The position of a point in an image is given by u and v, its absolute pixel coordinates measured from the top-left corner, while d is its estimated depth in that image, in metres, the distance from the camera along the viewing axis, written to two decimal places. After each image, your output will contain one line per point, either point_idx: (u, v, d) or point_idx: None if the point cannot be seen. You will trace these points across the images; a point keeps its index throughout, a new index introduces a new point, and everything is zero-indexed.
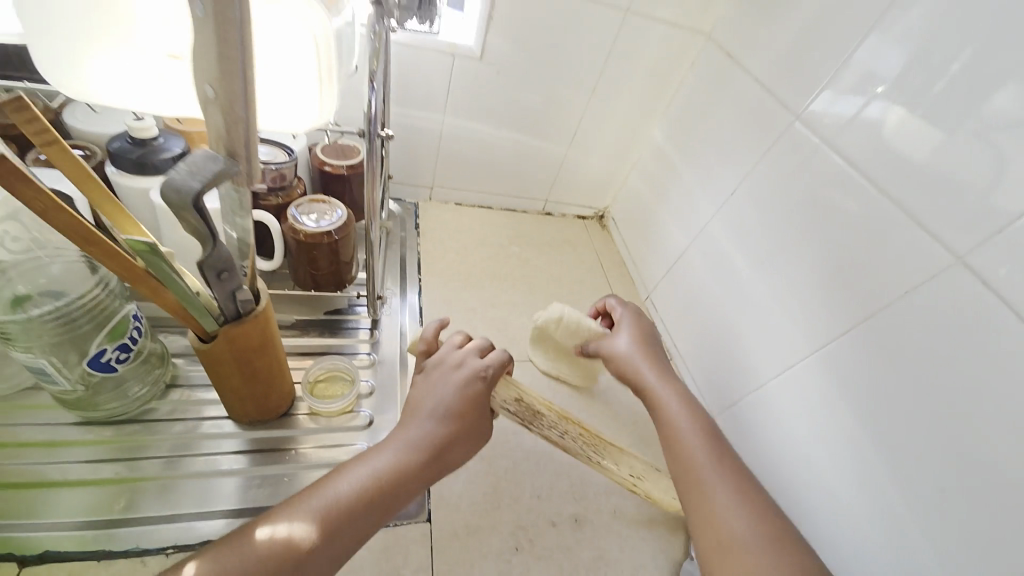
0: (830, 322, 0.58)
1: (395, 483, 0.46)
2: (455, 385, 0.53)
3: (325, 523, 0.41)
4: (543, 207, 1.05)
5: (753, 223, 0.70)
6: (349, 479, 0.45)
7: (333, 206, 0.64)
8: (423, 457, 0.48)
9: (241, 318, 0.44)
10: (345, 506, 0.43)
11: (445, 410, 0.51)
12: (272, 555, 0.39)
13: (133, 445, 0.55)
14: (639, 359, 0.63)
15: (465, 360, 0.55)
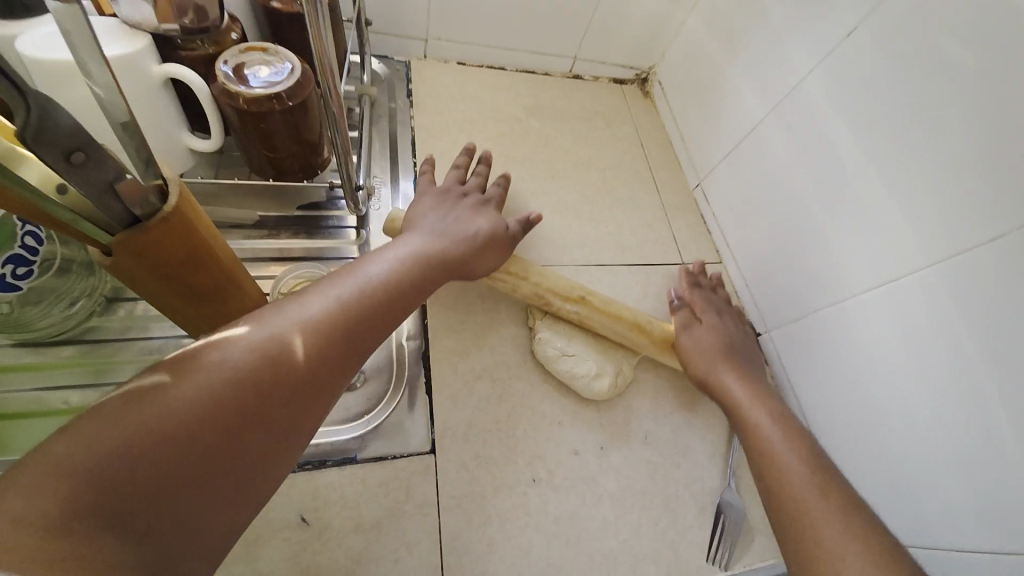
0: (971, 223, 0.42)
1: (379, 301, 0.39)
2: (468, 212, 0.52)
3: (310, 335, 0.33)
4: (571, 67, 0.82)
5: (869, 79, 0.50)
6: (319, 294, 0.36)
7: (280, 57, 0.46)
8: (415, 278, 0.43)
9: (142, 223, 0.31)
10: (327, 319, 0.35)
11: (451, 232, 0.49)
12: (246, 371, 0.30)
13: (85, 369, 0.46)
14: (717, 339, 0.56)
15: (467, 193, 0.55)
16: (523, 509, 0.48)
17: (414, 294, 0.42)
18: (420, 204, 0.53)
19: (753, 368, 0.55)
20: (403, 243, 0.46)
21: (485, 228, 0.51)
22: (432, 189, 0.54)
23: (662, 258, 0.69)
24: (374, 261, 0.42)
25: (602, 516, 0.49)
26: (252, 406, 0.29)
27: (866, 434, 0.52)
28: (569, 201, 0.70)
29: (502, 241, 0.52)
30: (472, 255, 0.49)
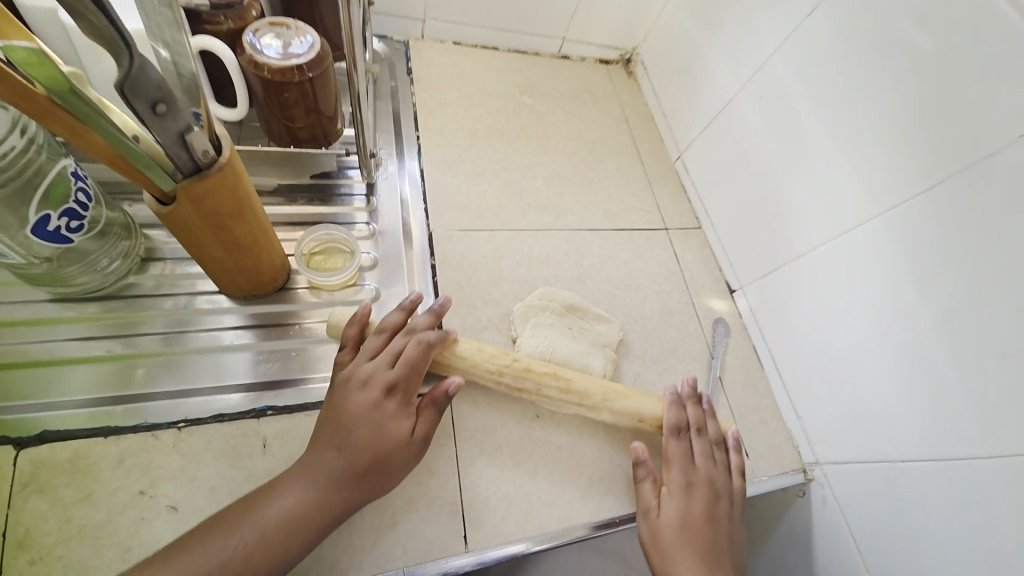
0: (905, 178, 0.50)
1: (285, 545, 0.38)
2: (373, 406, 0.44)
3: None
4: (560, 48, 0.87)
5: (824, 55, 0.56)
6: (234, 534, 0.37)
7: (302, 32, 0.50)
8: (313, 514, 0.40)
9: (202, 172, 0.36)
10: (233, 566, 0.36)
11: (354, 443, 0.42)
12: None
13: (124, 321, 0.50)
14: (690, 542, 0.47)
15: (374, 374, 0.45)
16: (529, 439, 0.54)
17: (342, 505, 0.41)
18: (329, 399, 0.45)
19: (720, 559, 0.47)
20: (299, 480, 0.41)
21: (388, 441, 0.43)
22: (340, 376, 0.47)
23: (647, 223, 0.75)
24: (281, 495, 0.40)
25: (598, 445, 0.56)
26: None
27: (824, 369, 0.60)
28: (561, 173, 0.75)
29: (408, 441, 0.44)
30: (377, 477, 0.42)
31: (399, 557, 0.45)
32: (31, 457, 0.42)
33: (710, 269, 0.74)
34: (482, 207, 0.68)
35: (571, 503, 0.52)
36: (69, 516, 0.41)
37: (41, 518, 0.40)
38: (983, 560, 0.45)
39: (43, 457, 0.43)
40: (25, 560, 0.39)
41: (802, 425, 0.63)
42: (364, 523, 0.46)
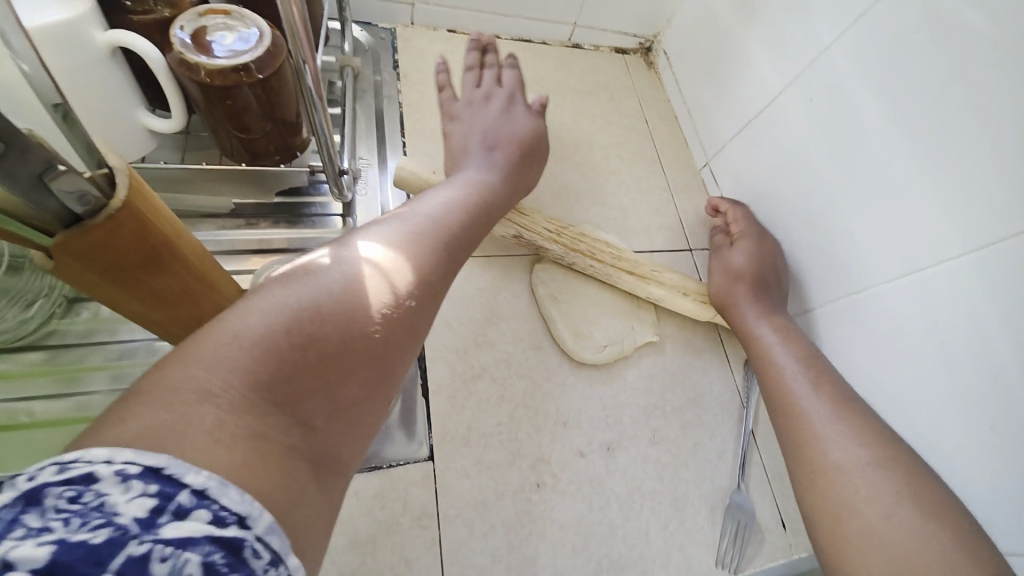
0: (1004, 211, 0.39)
1: (468, 210, 0.39)
2: (501, 114, 0.56)
3: (427, 249, 0.32)
4: (570, 35, 0.75)
5: (900, 49, 0.46)
6: (422, 203, 0.37)
7: (247, 22, 0.40)
8: (478, 199, 0.42)
9: (84, 222, 0.27)
10: (435, 235, 0.34)
11: (496, 139, 0.53)
12: (344, 297, 0.27)
13: (59, 379, 0.42)
14: (761, 257, 0.56)
15: (490, 95, 0.58)
16: (528, 515, 0.45)
17: (493, 218, 0.43)
18: (454, 130, 0.56)
19: (774, 288, 0.55)
20: (466, 172, 0.47)
21: (523, 141, 0.54)
22: (455, 103, 0.58)
23: (669, 243, 0.65)
24: (457, 181, 0.44)
25: (610, 520, 0.47)
26: (384, 291, 0.28)
27: None
28: (570, 183, 0.65)
29: (541, 155, 0.55)
30: (520, 177, 0.51)
31: None
32: None
33: None
34: None
35: None
36: None
37: None
38: None
39: None
40: None
41: None
42: None
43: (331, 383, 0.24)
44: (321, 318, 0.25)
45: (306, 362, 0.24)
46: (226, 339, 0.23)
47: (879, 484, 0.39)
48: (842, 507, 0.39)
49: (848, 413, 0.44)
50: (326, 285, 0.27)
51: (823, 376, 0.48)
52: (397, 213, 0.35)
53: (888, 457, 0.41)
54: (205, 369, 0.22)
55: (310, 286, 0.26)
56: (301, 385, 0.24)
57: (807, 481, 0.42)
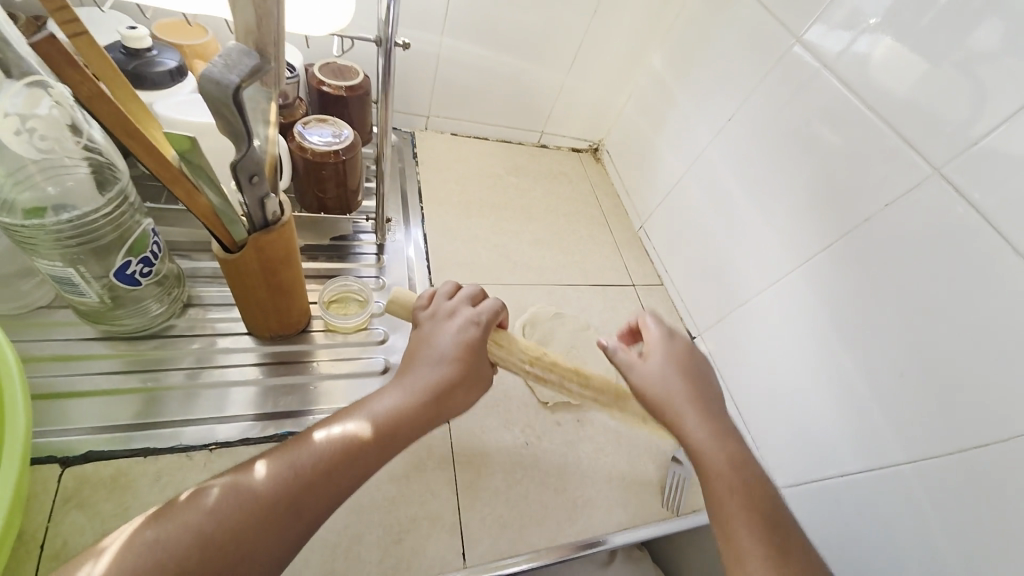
0: (812, 240, 0.64)
1: (357, 448, 0.42)
2: (447, 337, 0.49)
3: (298, 482, 0.39)
4: (539, 139, 1.04)
5: (744, 148, 0.73)
6: (355, 418, 0.43)
7: (340, 126, 0.63)
8: (382, 425, 0.43)
9: (270, 226, 0.46)
10: (308, 470, 0.40)
11: (447, 355, 0.48)
12: (188, 538, 0.35)
13: (149, 359, 0.57)
14: (673, 379, 0.49)
15: (456, 310, 0.52)
16: (519, 464, 0.60)
17: (399, 430, 0.44)
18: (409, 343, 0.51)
19: (717, 404, 0.49)
20: (390, 385, 0.47)
21: (460, 365, 0.48)
22: (421, 314, 0.53)
23: (617, 280, 0.87)
24: (402, 381, 0.47)
25: (581, 470, 0.62)
26: (303, 498, 0.39)
27: (772, 401, 0.69)
28: (542, 238, 0.88)
29: (479, 362, 0.49)
30: (448, 400, 0.47)
31: (403, 571, 0.49)
32: (74, 473, 0.48)
33: (671, 319, 0.86)
34: (476, 266, 0.79)
35: (557, 522, 0.57)
36: (105, 528, 0.46)
37: (78, 531, 0.45)
38: (922, 565, 0.51)
39: (86, 474, 0.48)
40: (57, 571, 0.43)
41: (760, 454, 0.70)
42: (372, 539, 0.50)
43: None
44: (219, 530, 0.35)
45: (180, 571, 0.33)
46: (162, 529, 0.35)
47: None
48: None
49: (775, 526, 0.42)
50: (207, 504, 0.37)
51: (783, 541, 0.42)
52: (335, 423, 0.43)
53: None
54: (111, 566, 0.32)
55: (163, 531, 0.35)
56: None
57: None
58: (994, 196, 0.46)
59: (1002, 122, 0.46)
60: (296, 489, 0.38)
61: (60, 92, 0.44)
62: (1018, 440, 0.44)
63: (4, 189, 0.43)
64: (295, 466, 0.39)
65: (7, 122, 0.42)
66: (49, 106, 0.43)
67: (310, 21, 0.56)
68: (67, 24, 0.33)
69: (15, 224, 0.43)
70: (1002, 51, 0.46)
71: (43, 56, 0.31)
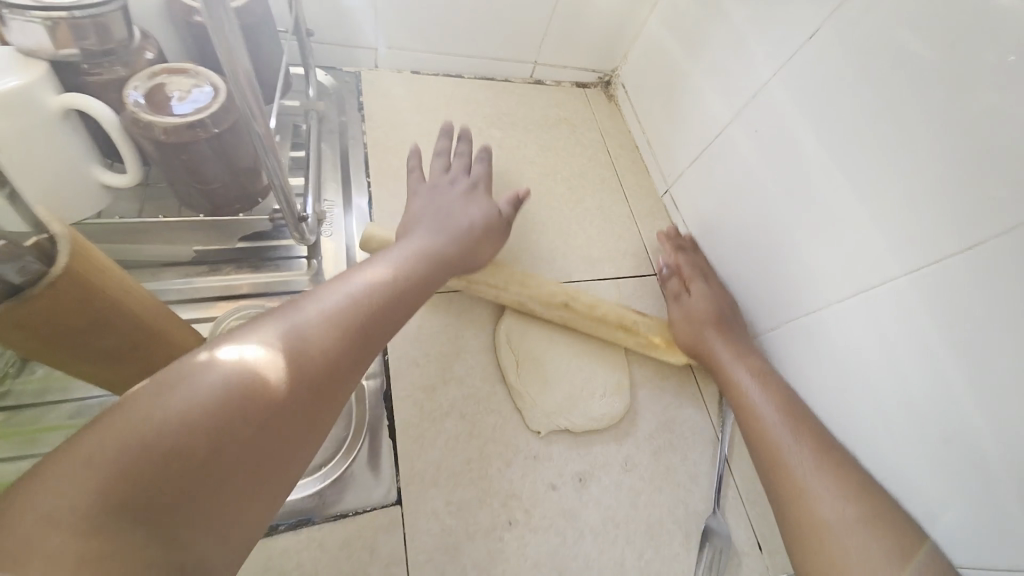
0: (935, 232, 0.41)
1: (368, 319, 0.34)
2: (460, 205, 0.52)
3: (311, 348, 0.30)
4: (532, 72, 0.78)
5: (830, 78, 0.48)
6: (360, 275, 0.37)
7: (202, 79, 0.42)
8: (398, 286, 0.38)
9: (24, 292, 0.27)
10: (319, 337, 0.31)
11: (451, 219, 0.49)
12: (183, 427, 0.24)
13: (7, 443, 0.41)
14: (716, 307, 0.57)
15: (454, 178, 0.55)
16: (499, 555, 0.45)
17: (410, 297, 0.39)
18: (413, 205, 0.52)
19: (737, 326, 0.56)
20: (401, 246, 0.44)
21: (480, 223, 0.51)
22: (420, 184, 0.54)
23: (635, 269, 0.67)
24: (394, 251, 0.42)
25: (585, 554, 0.47)
26: (322, 378, 0.30)
27: (841, 448, 0.51)
28: (536, 215, 0.66)
29: (491, 227, 0.52)
30: (467, 253, 0.49)
31: None
32: None
33: None
34: None
35: None
36: None
37: None
38: None
39: None
40: None
41: None
42: None
43: (199, 507, 0.23)
44: (224, 406, 0.25)
45: (189, 477, 0.23)
46: (125, 429, 0.23)
47: (871, 539, 0.40)
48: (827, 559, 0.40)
49: (815, 439, 0.46)
50: (191, 395, 0.25)
51: (818, 437, 0.47)
52: (334, 284, 0.35)
53: (875, 509, 0.42)
54: (39, 510, 0.20)
55: (140, 430, 0.23)
56: (150, 510, 0.22)
57: (798, 548, 0.42)
58: None
59: None
60: (310, 356, 0.30)
61: None
62: None
63: None
64: (292, 326, 0.30)
65: None
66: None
67: None
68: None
69: None
70: None
71: None
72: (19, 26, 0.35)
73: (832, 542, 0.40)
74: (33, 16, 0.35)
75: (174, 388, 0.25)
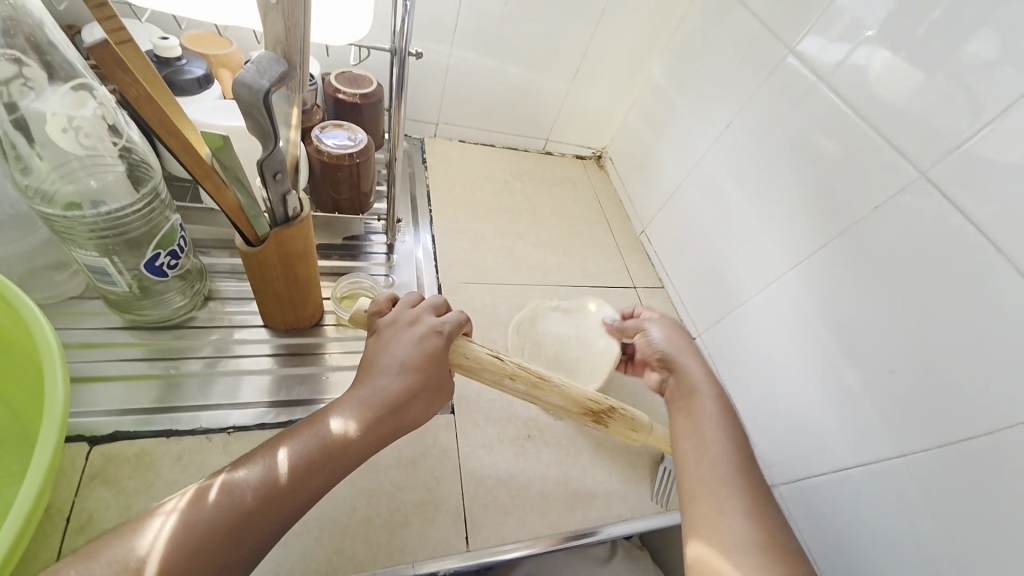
0: (803, 242, 0.66)
1: (255, 512, 0.38)
2: (408, 348, 0.48)
3: (185, 553, 0.36)
4: (544, 146, 1.08)
5: (742, 152, 0.76)
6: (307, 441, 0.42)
7: (354, 130, 0.67)
8: (286, 484, 0.40)
9: (290, 220, 0.49)
10: (195, 532, 0.36)
11: (394, 373, 0.47)
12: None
13: (169, 347, 0.60)
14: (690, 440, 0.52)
15: (418, 318, 0.51)
16: (520, 454, 0.62)
17: (294, 496, 0.40)
18: (370, 347, 0.50)
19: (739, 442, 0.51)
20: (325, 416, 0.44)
21: (420, 379, 0.47)
22: (380, 320, 0.51)
23: (618, 282, 0.90)
24: (318, 425, 0.43)
25: (581, 462, 0.64)
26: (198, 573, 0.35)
27: (767, 399, 0.71)
28: (547, 241, 0.91)
29: (434, 382, 0.48)
30: (398, 422, 0.46)
31: (409, 552, 0.51)
32: (101, 452, 0.51)
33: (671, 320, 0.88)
34: (483, 267, 0.83)
35: (558, 511, 0.59)
36: (129, 503, 0.49)
37: (103, 506, 0.48)
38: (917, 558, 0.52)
39: (113, 452, 0.52)
40: (83, 542, 0.46)
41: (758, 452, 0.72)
42: (379, 522, 0.52)
43: None
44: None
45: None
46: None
47: None
48: None
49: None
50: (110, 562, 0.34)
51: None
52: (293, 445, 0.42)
53: None
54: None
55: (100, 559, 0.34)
56: None
57: None
58: (989, 209, 0.48)
59: (985, 127, 0.49)
60: (184, 546, 0.36)
61: (102, 95, 0.49)
62: (1001, 433, 0.46)
63: (48, 183, 0.47)
64: (218, 501, 0.38)
65: (56, 121, 0.46)
66: (92, 107, 0.48)
67: (330, 31, 0.59)
68: (118, 35, 0.36)
69: (55, 215, 0.47)
70: (995, 65, 0.48)
71: (101, 63, 0.34)
72: None
73: None
74: None
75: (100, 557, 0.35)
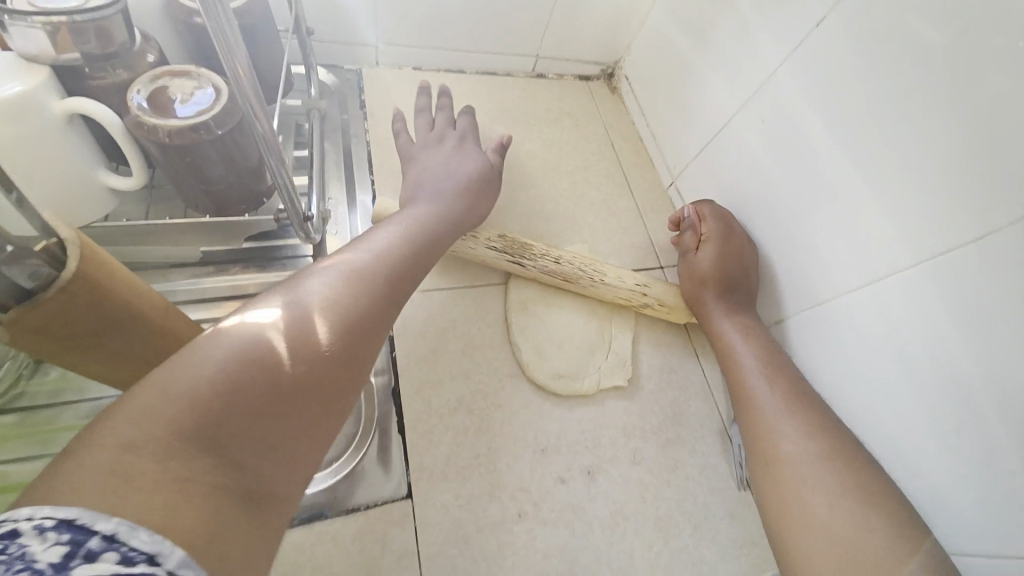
0: (945, 218, 0.40)
1: (365, 284, 0.32)
2: (448, 159, 0.55)
3: (274, 345, 0.27)
4: (534, 66, 0.78)
5: (836, 62, 0.47)
6: (360, 246, 0.36)
7: (204, 80, 0.42)
8: (382, 267, 0.34)
9: (36, 297, 0.27)
10: (274, 345, 0.27)
11: (444, 186, 0.51)
12: (128, 448, 0.21)
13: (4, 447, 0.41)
14: (728, 257, 0.56)
15: (444, 135, 0.58)
16: (510, 548, 0.45)
17: (388, 276, 0.34)
18: (410, 166, 0.55)
19: (743, 299, 0.56)
20: (390, 222, 0.41)
21: (470, 178, 0.53)
22: (411, 148, 0.57)
23: (640, 262, 0.66)
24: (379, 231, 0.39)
25: (594, 547, 0.47)
26: (295, 368, 0.27)
27: None
28: (541, 210, 0.66)
29: (485, 185, 0.54)
30: (468, 211, 0.51)
31: None
32: None
33: None
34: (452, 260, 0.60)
35: None
36: None
37: None
38: None
39: None
40: None
41: None
42: None
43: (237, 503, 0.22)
44: (186, 415, 0.23)
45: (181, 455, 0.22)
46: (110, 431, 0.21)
47: (828, 473, 0.41)
48: (800, 516, 0.40)
49: (791, 398, 0.47)
50: (152, 400, 0.23)
51: (801, 403, 0.47)
52: (326, 263, 0.33)
53: (880, 504, 0.39)
54: None
55: None
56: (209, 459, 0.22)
57: (771, 511, 0.42)
58: None
59: None
60: (277, 350, 0.27)
61: None
62: None
63: None
64: (295, 308, 0.29)
65: None
66: None
67: None
68: None
69: None
70: None
71: None
72: (21, 32, 0.36)
73: (801, 520, 0.40)
74: (34, 22, 0.35)
75: (124, 413, 0.22)
